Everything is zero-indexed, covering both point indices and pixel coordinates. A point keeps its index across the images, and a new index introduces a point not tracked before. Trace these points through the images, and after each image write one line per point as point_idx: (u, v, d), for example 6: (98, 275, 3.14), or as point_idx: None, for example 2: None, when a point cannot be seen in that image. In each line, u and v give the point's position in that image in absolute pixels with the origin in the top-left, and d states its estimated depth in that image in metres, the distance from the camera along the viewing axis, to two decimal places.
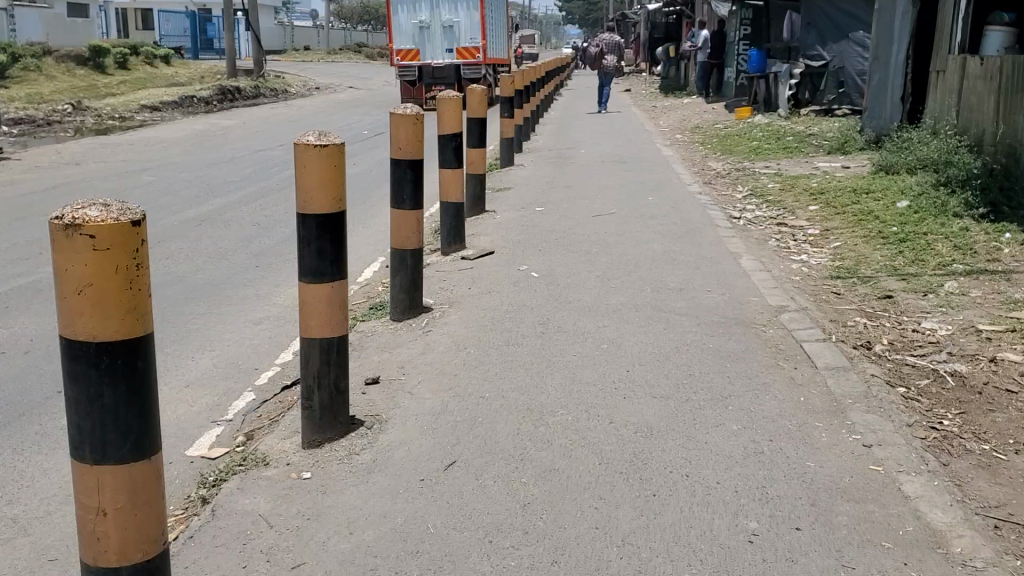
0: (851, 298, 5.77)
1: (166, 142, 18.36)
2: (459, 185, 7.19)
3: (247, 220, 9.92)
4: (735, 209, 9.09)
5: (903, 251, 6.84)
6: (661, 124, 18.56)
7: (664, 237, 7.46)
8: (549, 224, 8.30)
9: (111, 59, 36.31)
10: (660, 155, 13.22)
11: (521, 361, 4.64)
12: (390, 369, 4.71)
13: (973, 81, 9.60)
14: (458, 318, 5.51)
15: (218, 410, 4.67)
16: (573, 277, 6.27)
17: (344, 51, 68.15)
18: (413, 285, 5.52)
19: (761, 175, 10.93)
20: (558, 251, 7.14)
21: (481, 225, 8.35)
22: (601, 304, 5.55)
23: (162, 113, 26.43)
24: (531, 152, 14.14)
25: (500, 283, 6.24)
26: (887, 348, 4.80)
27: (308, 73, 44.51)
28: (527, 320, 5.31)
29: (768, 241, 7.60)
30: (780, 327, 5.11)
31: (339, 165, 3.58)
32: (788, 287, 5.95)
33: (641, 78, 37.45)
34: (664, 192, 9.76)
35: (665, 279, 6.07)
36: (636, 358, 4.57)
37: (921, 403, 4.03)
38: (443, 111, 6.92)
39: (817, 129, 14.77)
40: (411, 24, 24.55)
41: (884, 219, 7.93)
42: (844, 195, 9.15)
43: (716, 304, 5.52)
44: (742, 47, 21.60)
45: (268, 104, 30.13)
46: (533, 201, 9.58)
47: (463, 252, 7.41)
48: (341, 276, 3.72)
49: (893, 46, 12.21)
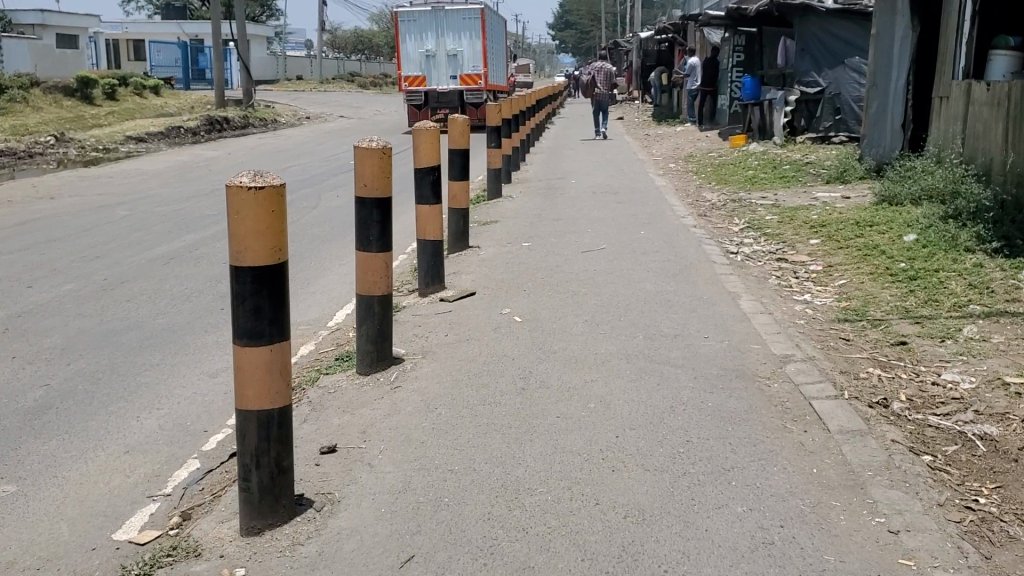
0: (861, 345, 5.28)
1: (147, 175, 17.91)
2: (438, 222, 6.70)
3: (218, 258, 9.42)
4: (732, 244, 8.62)
5: (914, 290, 6.37)
6: (655, 153, 18.15)
7: (658, 275, 6.97)
8: (535, 260, 7.82)
9: (99, 90, 35.92)
10: (653, 185, 12.78)
11: (497, 425, 4.13)
12: (350, 435, 4.19)
13: (979, 108, 9.18)
14: (431, 369, 5.00)
15: (157, 483, 4.15)
16: (558, 322, 5.76)
17: (337, 81, 68.01)
18: (382, 335, 5.00)
19: (758, 207, 10.47)
20: (544, 291, 6.64)
21: (463, 262, 7.86)
22: (588, 353, 5.04)
23: (148, 144, 25.99)
24: (520, 183, 13.69)
25: (479, 328, 5.74)
26: (906, 406, 4.30)
27: (299, 103, 44.18)
28: (506, 372, 4.81)
29: (768, 280, 7.12)
30: (785, 379, 4.61)
31: (279, 212, 3.17)
32: (793, 333, 5.46)
33: (634, 106, 37.16)
34: (657, 225, 9.30)
35: (657, 323, 5.57)
36: (625, 421, 4.06)
37: (950, 476, 3.53)
38: (420, 144, 6.41)
39: (814, 158, 14.36)
40: (418, 52, 25.87)
41: (891, 254, 7.46)
42: (846, 227, 8.69)
43: (713, 353, 5.02)
44: (735, 74, 21.27)
45: (256, 134, 29.71)
46: (520, 236, 9.11)
47: (443, 293, 6.82)
48: (282, 338, 3.26)
49: (893, 71, 11.85)
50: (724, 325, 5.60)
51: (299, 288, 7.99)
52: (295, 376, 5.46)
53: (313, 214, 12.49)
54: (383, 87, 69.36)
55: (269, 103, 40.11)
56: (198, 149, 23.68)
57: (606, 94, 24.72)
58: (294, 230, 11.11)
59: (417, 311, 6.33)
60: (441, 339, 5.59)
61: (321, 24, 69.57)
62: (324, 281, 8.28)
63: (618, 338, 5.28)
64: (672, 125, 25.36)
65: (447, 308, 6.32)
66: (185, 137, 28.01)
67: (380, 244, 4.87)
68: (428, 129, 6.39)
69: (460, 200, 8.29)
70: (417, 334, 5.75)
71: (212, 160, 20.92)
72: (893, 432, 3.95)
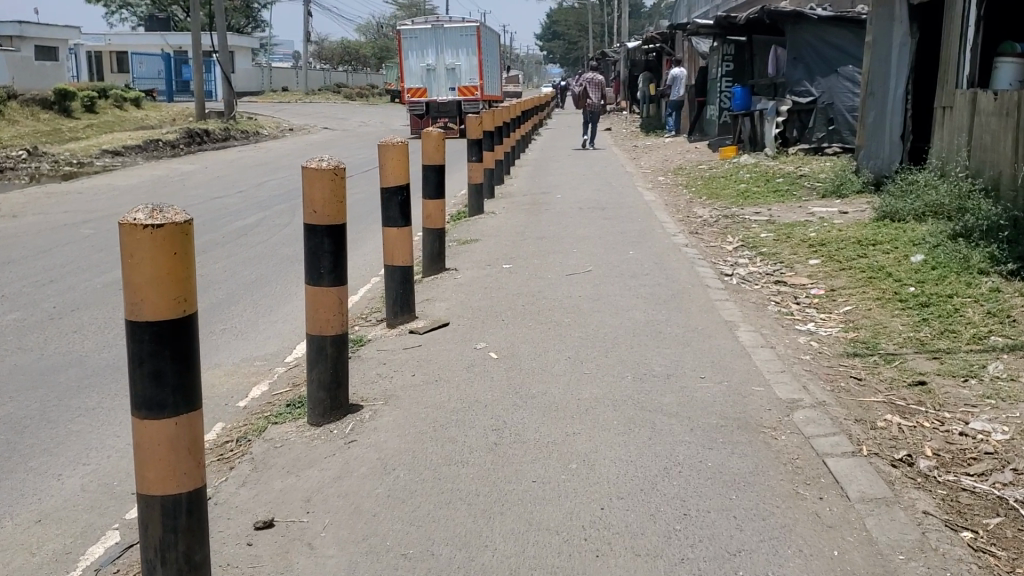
0: (875, 385, 4.73)
1: (118, 190, 17.31)
2: (408, 246, 6.11)
3: None
4: (726, 265, 8.08)
5: (928, 319, 5.82)
6: (644, 165, 17.65)
7: (647, 301, 6.42)
8: (515, 283, 7.26)
9: (78, 103, 35.29)
10: (642, 200, 12.25)
11: (462, 491, 3.55)
12: (292, 504, 3.61)
13: (986, 118, 8.67)
14: (391, 418, 4.41)
15: (66, 562, 3.56)
16: (538, 358, 5.18)
17: (324, 92, 67.57)
18: (336, 380, 4.42)
19: (752, 223, 9.94)
20: (523, 319, 6.08)
21: (438, 286, 7.29)
22: (570, 397, 4.48)
23: (125, 157, 25.36)
24: (504, 197, 13.16)
25: (450, 365, 5.16)
26: (935, 464, 3.74)
27: (283, 115, 43.64)
28: (475, 421, 4.24)
29: (766, 306, 6.57)
30: (792, 431, 4.06)
31: (182, 254, 2.60)
32: (798, 371, 4.90)
33: (622, 117, 36.78)
34: (646, 244, 8.76)
35: (647, 360, 5.02)
36: (610, 486, 3.50)
37: (998, 560, 2.97)
38: (389, 161, 5.82)
39: (808, 170, 13.87)
40: (420, 66, 27.96)
41: (898, 277, 6.92)
42: (847, 246, 8.17)
43: (710, 396, 4.46)
44: (725, 84, 20.79)
45: (237, 147, 29.12)
46: (501, 256, 8.55)
47: (414, 323, 6.26)
48: (192, 408, 2.68)
49: (890, 80, 11.27)
50: (722, 361, 5.04)
51: (261, 316, 7.41)
52: (242, 424, 4.87)
53: (285, 231, 11.92)
54: (370, 98, 68.91)
55: (252, 115, 39.58)
56: (175, 163, 23.12)
57: (599, 106, 24.46)
58: (264, 250, 10.54)
59: (383, 345, 5.75)
60: (407, 379, 5.01)
61: (307, 35, 69.10)
62: (289, 307, 7.71)
63: (604, 379, 4.72)
64: (661, 136, 24.88)
65: (416, 341, 5.74)
66: (164, 150, 27.43)
67: (332, 277, 4.29)
68: (396, 145, 5.80)
69: (436, 219, 7.71)
70: (381, 373, 5.16)
71: (188, 174, 20.34)
72: (923, 498, 3.40)
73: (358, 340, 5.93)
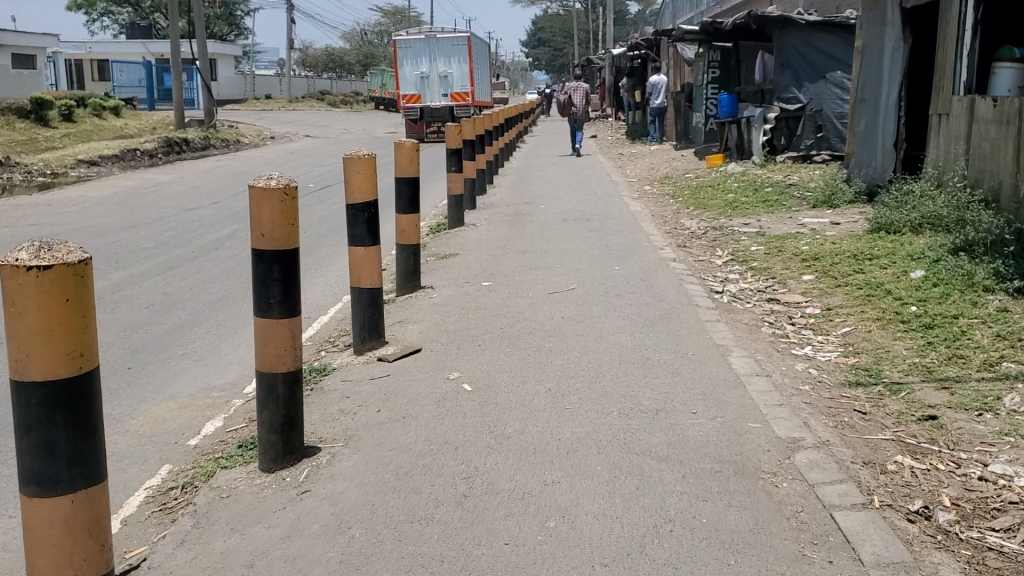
0: (882, 420, 4.34)
1: (89, 202, 16.79)
2: (375, 267, 5.71)
3: (141, 301, 8.36)
4: (716, 281, 7.69)
5: (934, 343, 5.45)
6: (629, 173, 17.26)
7: (634, 322, 6.01)
8: (492, 301, 6.84)
9: (55, 112, 34.69)
10: (628, 210, 11.86)
11: (426, 557, 3.12)
12: (232, 572, 3.18)
13: (985, 126, 8.32)
14: (351, 464, 3.99)
15: None
16: (515, 389, 4.75)
17: (307, 100, 67.08)
18: (289, 422, 4.00)
19: (742, 235, 9.55)
20: (501, 343, 5.66)
21: (411, 306, 6.87)
22: (548, 437, 4.06)
23: (100, 167, 24.80)
24: (485, 208, 12.75)
25: (419, 399, 4.74)
26: (956, 518, 3.34)
27: (264, 123, 43.12)
28: (443, 467, 3.82)
29: (760, 326, 6.18)
30: (794, 476, 3.66)
31: (79, 302, 2.26)
32: (798, 404, 4.49)
33: (607, 123, 36.45)
34: (632, 259, 8.35)
35: (632, 391, 4.61)
36: (591, 549, 3.09)
37: None
38: (355, 176, 5.41)
39: (797, 178, 13.53)
40: (414, 74, 29.10)
41: (898, 294, 6.54)
42: (842, 260, 7.79)
43: (703, 435, 4.05)
44: (711, 91, 20.44)
45: (216, 156, 28.61)
46: (480, 272, 8.13)
47: (383, 349, 5.82)
48: (90, 483, 2.34)
49: (883, 87, 10.92)
50: (714, 392, 4.64)
51: (224, 339, 6.97)
52: (189, 467, 4.43)
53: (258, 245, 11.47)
54: (354, 106, 68.42)
55: (233, 123, 39.06)
56: (151, 172, 22.59)
57: (583, 113, 24.14)
58: (234, 265, 10.09)
59: (348, 375, 5.32)
60: (371, 416, 4.58)
61: (290, 42, 68.57)
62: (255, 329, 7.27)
63: (586, 416, 4.31)
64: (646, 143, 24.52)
65: (384, 371, 5.31)
66: (141, 160, 26.89)
67: (283, 307, 3.89)
68: (363, 158, 5.40)
69: (410, 234, 7.30)
70: (344, 409, 4.73)
71: (163, 184, 19.83)
72: (946, 562, 3.00)
73: (323, 368, 5.50)
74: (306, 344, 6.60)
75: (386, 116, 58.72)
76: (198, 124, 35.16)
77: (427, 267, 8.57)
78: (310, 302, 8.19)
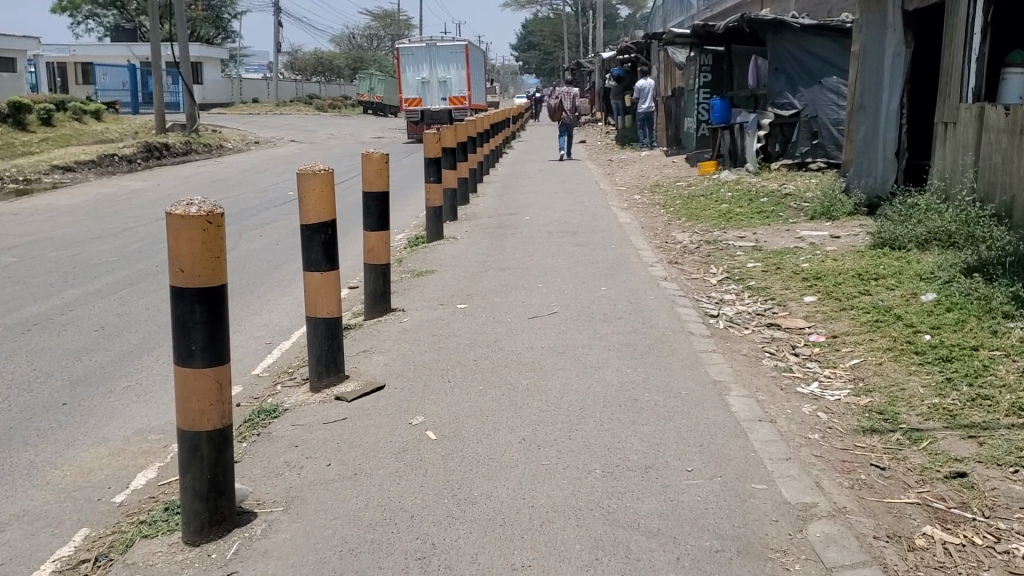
0: (904, 479, 3.78)
1: (57, 210, 16.15)
2: (335, 295, 5.12)
3: (91, 323, 7.76)
4: (710, 302, 7.14)
5: (954, 379, 4.89)
6: (619, 181, 16.71)
7: (620, 354, 5.45)
8: (467, 326, 6.27)
9: (34, 115, 33.95)
10: (616, 222, 11.30)
11: None
12: None
13: (996, 135, 7.80)
14: (288, 537, 3.41)
15: None
16: (485, 438, 4.18)
17: (294, 104, 66.44)
18: (216, 487, 3.44)
19: (737, 250, 9.01)
20: (472, 380, 5.07)
21: (378, 334, 6.29)
22: (520, 503, 3.49)
23: (76, 172, 24.10)
24: (467, 219, 12.18)
25: (375, 450, 4.16)
26: None
27: (248, 127, 42.46)
28: (396, 545, 3.25)
29: (761, 356, 5.62)
30: (808, 557, 3.10)
31: None
32: (808, 459, 3.93)
33: (595, 128, 36.00)
34: (620, 278, 7.80)
35: (618, 441, 4.05)
36: None
37: None
38: (308, 192, 4.88)
39: (793, 187, 13.03)
40: (415, 78, 29.85)
41: (909, 320, 6.00)
42: (846, 279, 7.25)
43: (700, 501, 3.49)
44: (703, 96, 19.91)
45: (196, 162, 27.96)
46: (457, 292, 7.56)
47: (343, 386, 5.18)
48: None
49: (884, 93, 10.40)
50: (710, 443, 4.08)
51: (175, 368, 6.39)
52: (108, 533, 3.84)
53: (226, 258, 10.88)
54: (342, 110, 67.75)
55: (217, 127, 38.41)
56: (126, 179, 21.95)
57: (573, 116, 23.65)
58: None
59: (299, 416, 4.73)
60: (319, 472, 3.99)
61: (277, 46, 67.91)
62: None
63: (564, 474, 3.74)
64: (636, 149, 23.99)
65: (340, 412, 4.72)
66: (119, 165, 26.24)
67: (209, 354, 3.35)
68: (318, 172, 4.87)
69: (379, 254, 6.73)
70: (290, 462, 4.15)
71: (137, 191, 19.19)
72: None
73: (275, 409, 4.90)
74: (261, 375, 6.01)
75: (374, 120, 58.09)
76: (180, 128, 34.49)
77: (400, 287, 7.99)
78: (273, 324, 7.61)
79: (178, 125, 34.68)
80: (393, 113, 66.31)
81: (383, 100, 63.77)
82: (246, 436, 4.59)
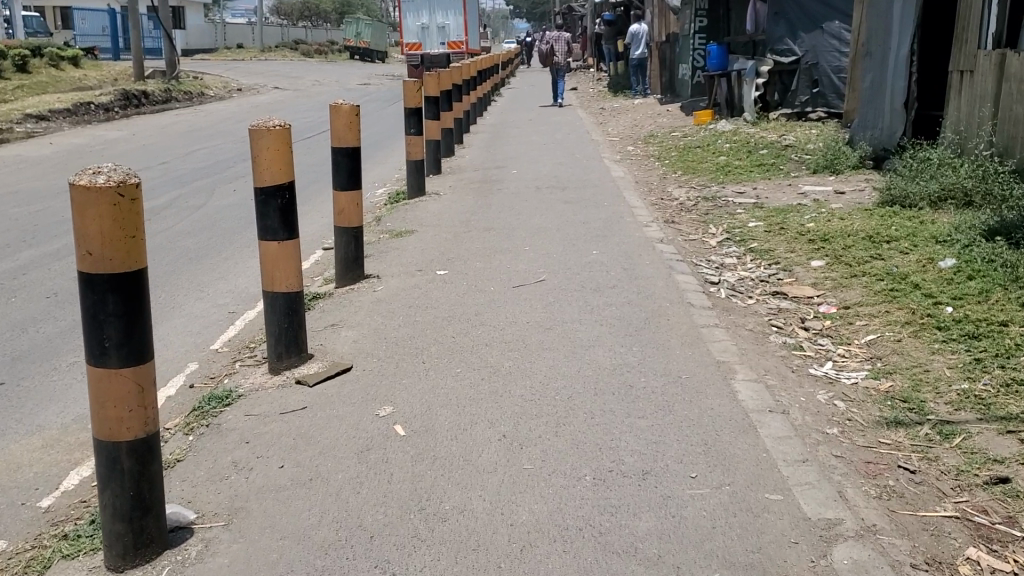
0: (939, 485, 3.30)
1: (25, 162, 15.45)
2: (294, 268, 4.57)
3: (44, 289, 7.21)
4: (710, 266, 6.62)
5: (984, 360, 4.40)
6: (611, 131, 16.08)
7: (613, 330, 4.94)
8: (447, 297, 5.75)
9: (8, 62, 32.86)
10: (609, 176, 10.74)
11: None
12: None
13: (1019, 85, 7.23)
14: (227, 562, 2.92)
15: None
16: (461, 433, 3.69)
17: (280, 50, 64.98)
18: (140, 507, 2.93)
19: (737, 207, 8.48)
20: (450, 362, 4.57)
21: (349, 304, 5.77)
22: (498, 521, 3.01)
23: (50, 122, 23.26)
24: (452, 173, 11.59)
25: (335, 448, 3.66)
26: None
27: (231, 74, 41.35)
28: None
29: (769, 330, 5.12)
30: None
31: None
32: (827, 460, 3.45)
33: (588, 75, 35.14)
34: (613, 240, 7.27)
35: (611, 439, 3.56)
36: None
37: None
38: (262, 151, 4.32)
39: (793, 139, 12.45)
40: (415, 24, 29.99)
41: (929, 290, 5.49)
42: (856, 241, 6.73)
43: (708, 518, 3.00)
44: (698, 41, 19.09)
45: (176, 111, 27.09)
46: (437, 256, 7.03)
47: (306, 367, 4.67)
48: None
49: (893, 39, 9.78)
50: (716, 440, 3.58)
51: None
52: (25, 549, 3.34)
53: (196, 215, 10.29)
54: (329, 56, 66.34)
55: (197, 74, 37.27)
56: (101, 128, 21.19)
57: (565, 62, 22.88)
58: (163, 242, 8.92)
59: (254, 404, 4.23)
60: (270, 475, 3.49)
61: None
62: (165, 328, 6.14)
63: (549, 481, 3.25)
64: (629, 96, 23.26)
65: (299, 400, 4.21)
66: (96, 114, 25.42)
67: (128, 352, 2.79)
68: (273, 130, 4.30)
69: (350, 216, 6.17)
70: (238, 462, 3.65)
71: (111, 142, 18.47)
72: None
73: (228, 394, 4.41)
74: (220, 351, 5.49)
75: (362, 66, 56.79)
76: (160, 75, 33.52)
77: (377, 250, 7.45)
78: (239, 290, 7.07)
79: (157, 72, 33.68)
80: (381, 59, 64.93)
81: (371, 45, 62.35)
82: (193, 428, 4.11)
